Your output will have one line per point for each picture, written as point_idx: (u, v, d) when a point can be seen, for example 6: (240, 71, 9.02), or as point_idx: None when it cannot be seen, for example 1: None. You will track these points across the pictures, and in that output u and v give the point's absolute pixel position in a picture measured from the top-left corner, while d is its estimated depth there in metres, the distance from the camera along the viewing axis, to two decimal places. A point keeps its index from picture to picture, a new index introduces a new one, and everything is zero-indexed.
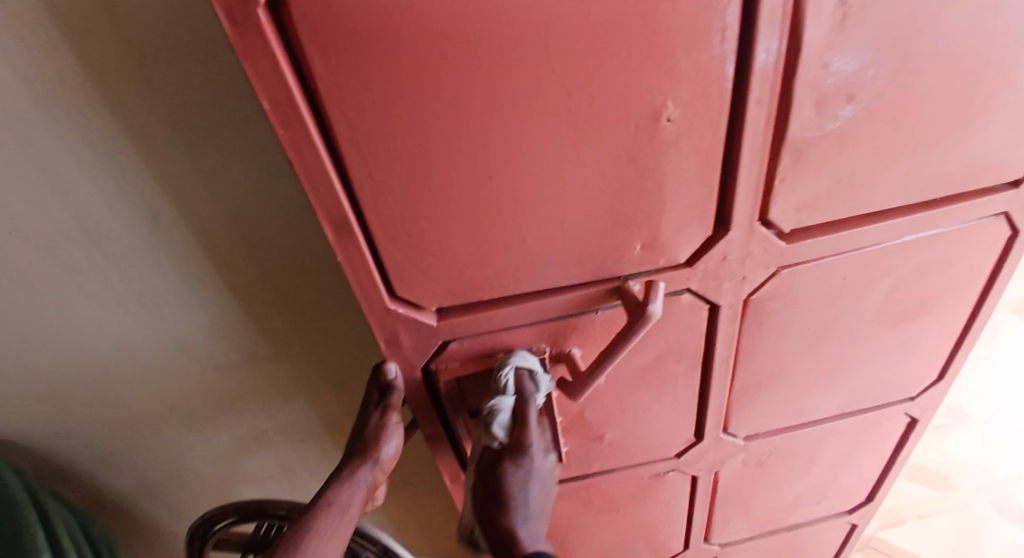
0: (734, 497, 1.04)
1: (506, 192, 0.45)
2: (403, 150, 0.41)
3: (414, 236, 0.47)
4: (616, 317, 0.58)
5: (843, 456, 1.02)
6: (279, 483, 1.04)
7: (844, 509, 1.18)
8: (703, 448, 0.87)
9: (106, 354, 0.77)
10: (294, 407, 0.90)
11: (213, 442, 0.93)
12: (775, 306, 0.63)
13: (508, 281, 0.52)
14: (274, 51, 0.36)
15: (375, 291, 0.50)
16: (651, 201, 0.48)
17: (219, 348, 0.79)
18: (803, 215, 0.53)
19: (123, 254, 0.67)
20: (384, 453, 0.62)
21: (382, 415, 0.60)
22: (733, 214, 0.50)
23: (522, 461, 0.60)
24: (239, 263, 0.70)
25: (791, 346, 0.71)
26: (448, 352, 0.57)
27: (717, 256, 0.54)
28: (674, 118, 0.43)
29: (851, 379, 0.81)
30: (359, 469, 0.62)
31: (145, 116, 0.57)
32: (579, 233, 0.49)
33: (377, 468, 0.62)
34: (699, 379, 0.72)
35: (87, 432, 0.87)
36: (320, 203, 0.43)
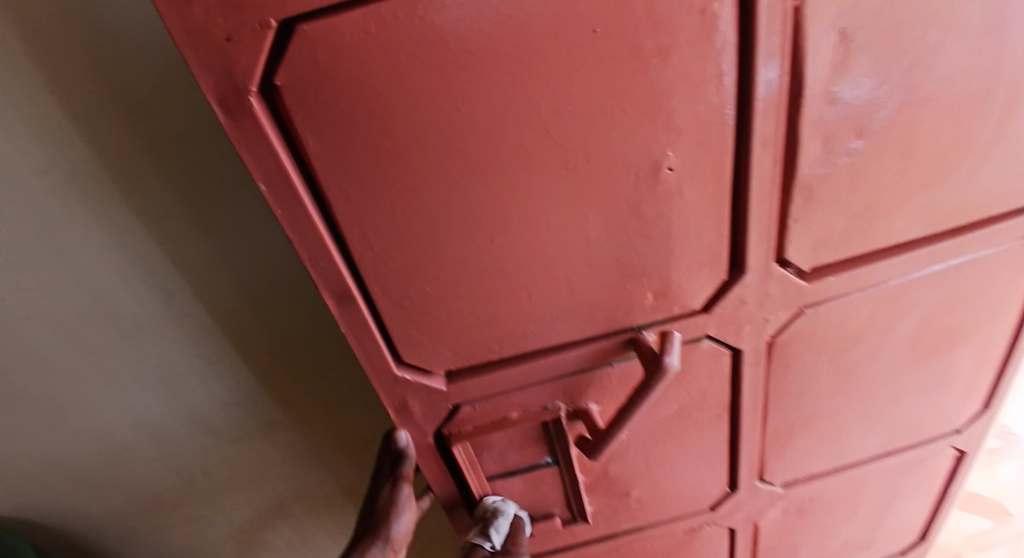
0: (777, 548, 0.97)
1: (510, 253, 0.44)
2: (402, 220, 0.41)
3: (419, 303, 0.46)
4: (633, 369, 0.56)
5: (889, 497, 0.96)
6: (300, 554, 1.00)
7: (896, 552, 1.10)
8: (739, 498, 0.82)
9: (121, 434, 0.75)
10: (312, 477, 0.88)
11: (231, 517, 0.90)
12: (801, 346, 0.60)
13: (517, 339, 0.50)
14: (268, 134, 0.36)
15: (383, 359, 0.49)
16: (660, 250, 0.46)
17: (233, 422, 0.77)
18: (821, 252, 0.51)
19: (135, 333, 0.66)
20: (395, 530, 0.61)
21: (393, 489, 0.60)
22: (746, 257, 0.49)
23: None
24: (250, 335, 0.69)
25: (822, 387, 0.67)
26: (460, 416, 0.56)
27: (734, 300, 0.52)
28: (675, 167, 0.42)
29: (890, 416, 0.77)
30: (369, 547, 0.61)
31: (153, 197, 0.57)
32: (587, 287, 0.48)
33: (389, 545, 0.61)
34: (727, 427, 0.69)
35: (105, 513, 0.85)
36: (321, 277, 0.43)
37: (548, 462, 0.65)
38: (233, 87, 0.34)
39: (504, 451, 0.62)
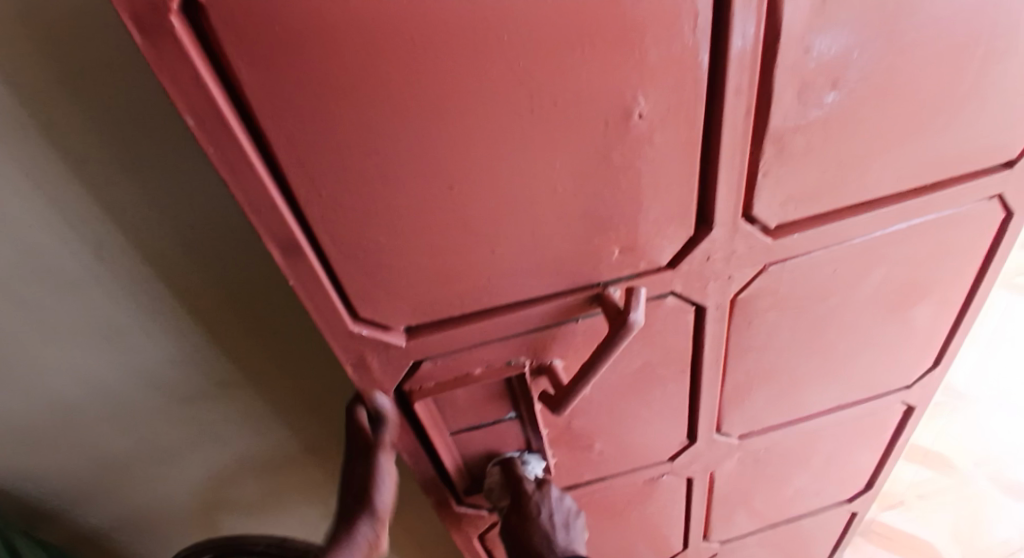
0: (732, 495, 1.01)
1: (469, 202, 0.41)
2: (352, 163, 0.38)
3: (374, 255, 0.43)
4: (597, 324, 0.55)
5: (840, 447, 1.00)
6: (264, 509, 0.99)
7: (843, 498, 1.15)
8: (698, 450, 0.84)
9: (65, 393, 0.71)
10: (271, 434, 0.86)
11: (188, 476, 0.88)
12: (764, 303, 0.60)
13: (479, 294, 0.48)
14: (193, 60, 0.32)
15: (336, 315, 0.46)
16: (628, 203, 0.44)
17: (185, 380, 0.74)
18: (789, 208, 0.50)
19: (73, 287, 0.61)
20: (381, 504, 0.58)
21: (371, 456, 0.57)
22: (716, 212, 0.47)
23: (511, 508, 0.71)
24: (200, 288, 0.65)
25: (783, 343, 0.68)
26: (420, 373, 0.54)
27: (701, 257, 0.51)
28: (647, 113, 0.39)
29: (845, 371, 0.79)
30: (356, 527, 0.58)
31: (82, 138, 0.52)
32: (552, 240, 0.46)
33: (378, 524, 0.58)
34: (689, 383, 0.69)
35: (54, 474, 0.81)
36: (264, 225, 0.40)
37: (510, 417, 0.64)
38: (149, 5, 0.30)
39: (465, 407, 0.61)
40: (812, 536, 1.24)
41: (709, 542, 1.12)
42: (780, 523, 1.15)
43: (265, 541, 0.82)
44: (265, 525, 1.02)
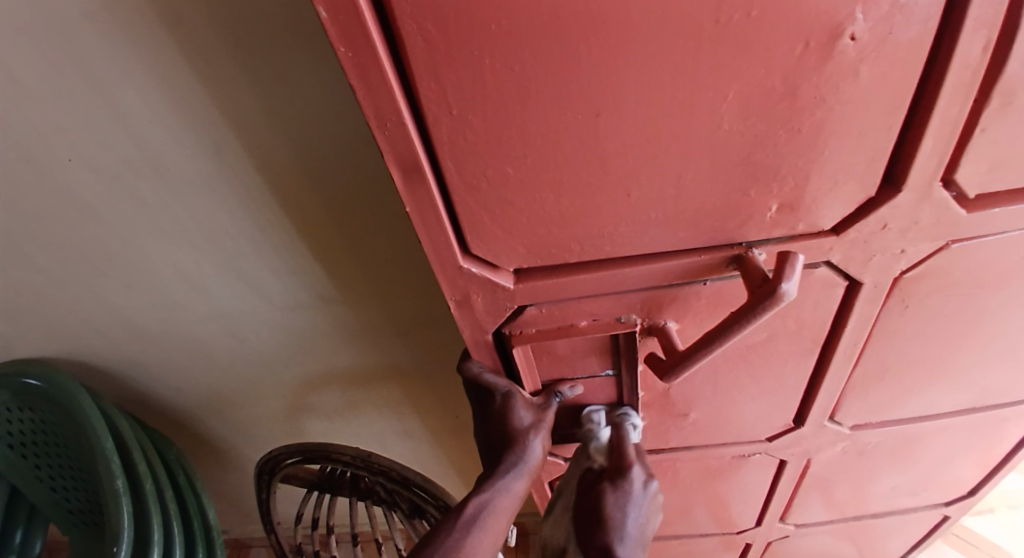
0: (823, 481, 0.93)
1: (615, 134, 0.35)
2: (492, 78, 0.32)
3: (497, 186, 0.38)
4: (727, 289, 0.48)
5: (957, 452, 0.89)
6: (346, 421, 1.03)
7: (942, 502, 1.05)
8: (801, 434, 0.76)
9: (176, 290, 0.74)
10: (360, 356, 0.86)
11: (279, 382, 0.91)
12: (930, 285, 0.51)
13: (604, 242, 0.43)
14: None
15: (448, 248, 0.42)
16: (804, 150, 0.37)
17: (283, 292, 0.74)
18: (1001, 176, 0.40)
19: (187, 189, 0.62)
20: (525, 452, 0.58)
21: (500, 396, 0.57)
22: (909, 172, 0.38)
23: (618, 484, 0.60)
24: (304, 205, 0.63)
25: (935, 333, 0.58)
26: (524, 318, 0.50)
27: (874, 224, 0.42)
28: (861, 37, 0.31)
29: (997, 372, 0.68)
30: (497, 476, 0.57)
31: (200, 32, 0.50)
32: (700, 188, 0.39)
33: (512, 469, 0.57)
34: (813, 364, 0.61)
35: (162, 362, 0.86)
36: (387, 142, 0.35)
37: (608, 375, 0.59)
38: None
39: (564, 359, 0.57)
40: (897, 536, 1.15)
41: (783, 524, 1.06)
42: (864, 518, 1.06)
43: (351, 454, 0.81)
44: (345, 435, 1.06)
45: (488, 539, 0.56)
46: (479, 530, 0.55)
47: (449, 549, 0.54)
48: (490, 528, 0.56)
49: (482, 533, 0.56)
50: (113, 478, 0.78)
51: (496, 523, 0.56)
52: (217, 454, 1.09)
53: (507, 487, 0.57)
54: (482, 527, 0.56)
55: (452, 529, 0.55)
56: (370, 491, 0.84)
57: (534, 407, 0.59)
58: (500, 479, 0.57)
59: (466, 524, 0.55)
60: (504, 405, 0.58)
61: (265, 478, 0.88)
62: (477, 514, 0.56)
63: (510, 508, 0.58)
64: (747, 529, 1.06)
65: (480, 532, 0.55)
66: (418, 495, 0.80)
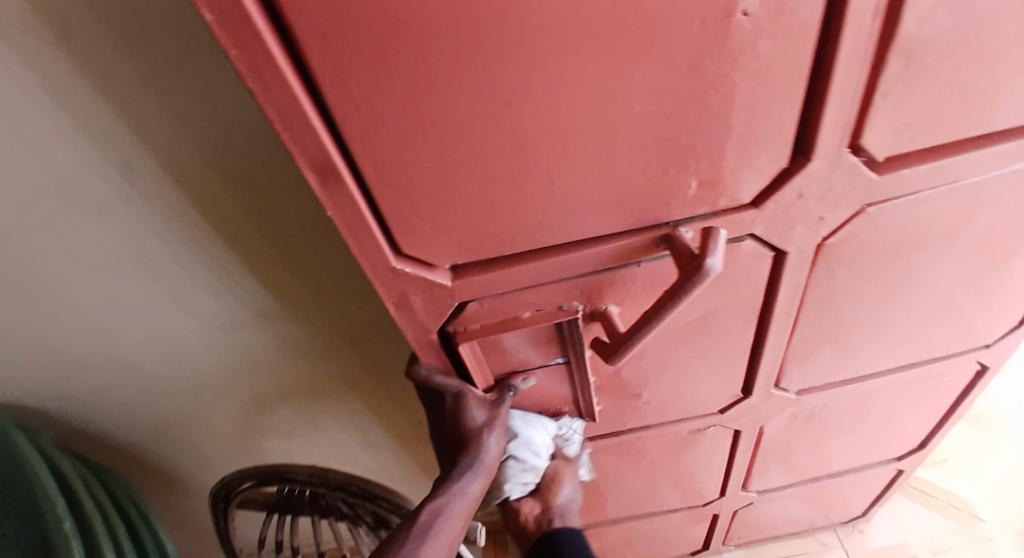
0: (779, 447, 0.96)
1: (530, 122, 0.36)
2: (397, 73, 0.32)
3: (419, 183, 0.38)
4: (662, 269, 0.49)
5: (898, 407, 0.94)
6: (305, 437, 1.00)
7: (891, 456, 1.10)
8: (752, 403, 0.79)
9: (106, 318, 0.70)
10: (310, 368, 0.84)
11: (229, 404, 0.88)
12: (852, 249, 0.53)
13: (534, 232, 0.43)
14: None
15: (377, 250, 0.42)
16: (715, 127, 0.38)
17: (222, 311, 0.72)
18: (902, 138, 0.42)
19: (104, 211, 0.59)
20: (482, 451, 0.57)
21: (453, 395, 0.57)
22: (817, 140, 0.40)
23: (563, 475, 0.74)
24: (234, 218, 0.61)
25: (863, 295, 0.61)
26: (466, 314, 0.50)
27: (791, 194, 0.44)
28: (754, 11, 0.32)
29: (925, 326, 0.72)
30: (454, 480, 0.56)
31: (100, 47, 0.47)
32: (621, 170, 0.40)
33: (470, 471, 0.57)
34: (754, 335, 0.63)
35: (98, 395, 0.82)
36: (297, 144, 0.35)
37: (558, 363, 0.60)
38: None
39: (511, 352, 0.57)
40: (853, 491, 1.20)
41: (746, 492, 1.09)
42: (821, 477, 1.10)
43: (306, 472, 0.80)
44: (304, 451, 1.03)
45: (444, 546, 0.54)
46: (434, 538, 0.54)
47: None
48: (446, 535, 0.55)
49: (438, 541, 0.54)
50: (60, 519, 0.74)
51: (452, 528, 0.55)
52: (171, 483, 1.05)
53: (464, 490, 0.56)
54: (437, 534, 0.54)
55: (407, 539, 0.54)
56: (331, 508, 0.82)
57: (488, 405, 0.59)
58: (456, 482, 0.56)
59: (421, 533, 0.54)
60: (456, 406, 0.58)
61: (220, 506, 0.85)
62: (433, 521, 0.55)
63: (468, 513, 0.56)
64: (713, 500, 1.09)
65: (435, 540, 0.54)
66: (380, 505, 0.79)
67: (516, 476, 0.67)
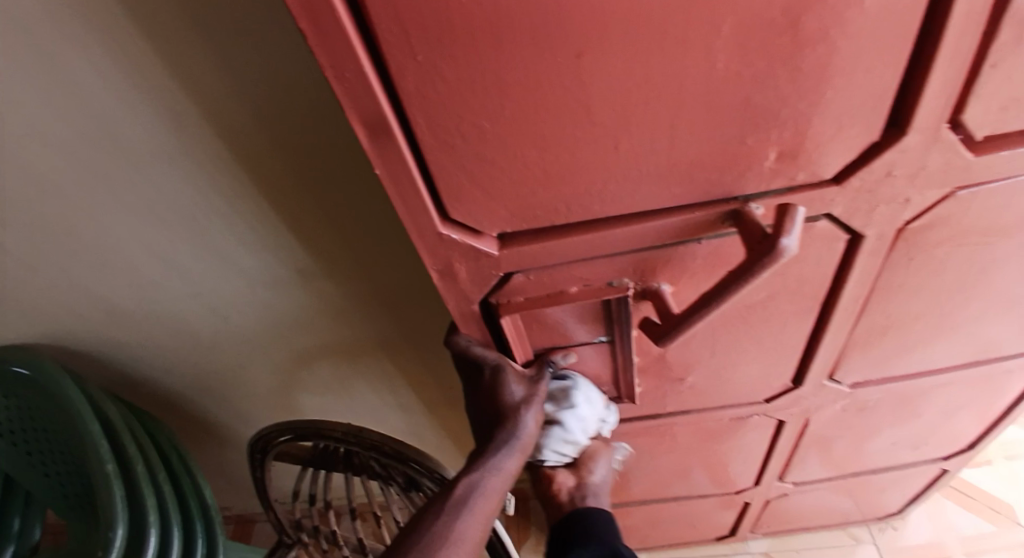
0: (822, 439, 0.92)
1: (599, 78, 0.32)
2: (458, 17, 0.29)
3: (472, 143, 0.35)
4: (723, 248, 0.46)
5: (957, 407, 0.88)
6: (339, 398, 1.01)
7: (941, 456, 1.05)
8: (801, 394, 0.75)
9: (151, 269, 0.71)
10: (348, 332, 0.84)
11: (267, 361, 0.89)
12: (936, 236, 0.49)
13: (591, 201, 0.40)
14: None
15: (424, 214, 0.40)
16: (805, 92, 0.34)
17: (263, 268, 0.71)
18: (1017, 113, 0.37)
19: (150, 161, 0.58)
20: (518, 427, 0.55)
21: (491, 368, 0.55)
22: (919, 112, 0.36)
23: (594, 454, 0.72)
24: (277, 174, 0.60)
25: (939, 287, 0.56)
26: (511, 286, 0.47)
27: (879, 171, 0.40)
28: None
29: (1001, 325, 0.66)
30: (489, 455, 0.54)
31: None
32: (693, 137, 0.36)
33: (506, 446, 0.54)
34: (813, 323, 0.59)
35: (144, 344, 0.84)
36: (348, 95, 0.32)
37: (602, 342, 0.57)
38: None
39: (556, 327, 0.54)
40: (895, 489, 1.15)
41: (782, 482, 1.06)
42: (864, 473, 1.06)
43: (342, 430, 0.80)
44: (338, 411, 1.05)
45: (478, 522, 0.53)
46: (468, 513, 0.53)
47: (434, 532, 0.51)
48: (480, 511, 0.53)
49: (472, 517, 0.53)
50: (103, 461, 0.76)
51: (486, 504, 0.53)
52: (209, 434, 1.07)
53: (499, 466, 0.54)
54: (471, 509, 0.53)
55: (440, 512, 0.53)
56: (364, 466, 0.83)
57: (527, 381, 0.57)
58: (491, 457, 0.54)
59: (454, 507, 0.53)
60: (495, 380, 0.56)
61: (258, 458, 0.87)
62: (467, 496, 0.53)
63: (503, 489, 0.55)
64: (746, 488, 1.06)
65: (469, 515, 0.52)
66: (413, 468, 0.78)
67: (555, 443, 0.64)
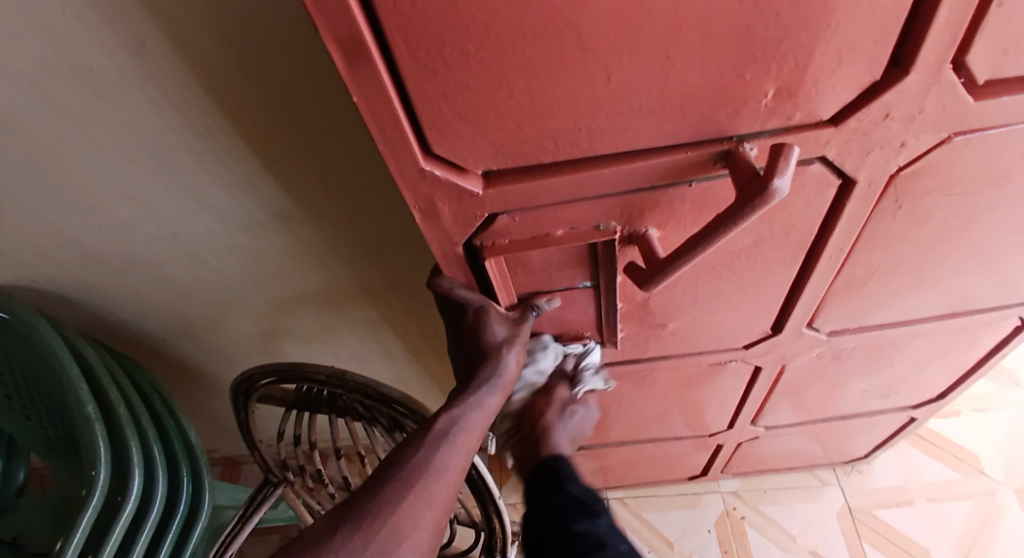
0: (797, 385, 0.95)
1: (591, 0, 0.30)
2: None
3: (456, 70, 0.33)
4: (713, 191, 0.45)
5: (929, 357, 0.90)
6: (320, 343, 1.00)
7: (909, 404, 1.08)
8: (779, 341, 0.76)
9: (120, 208, 0.68)
10: (328, 276, 0.82)
11: (246, 304, 0.87)
12: (925, 183, 0.48)
13: (580, 137, 0.38)
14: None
15: (405, 147, 0.38)
16: (808, 22, 0.32)
17: (238, 209, 0.69)
18: (1021, 53, 0.36)
19: (114, 90, 0.54)
20: (501, 365, 0.55)
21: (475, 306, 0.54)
22: (923, 48, 0.34)
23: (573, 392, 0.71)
24: (250, 107, 0.57)
25: (922, 236, 0.56)
26: (496, 227, 0.46)
27: (876, 112, 0.38)
28: None
29: (979, 276, 0.67)
30: (471, 392, 0.55)
31: None
32: (689, 70, 0.34)
33: (488, 383, 0.55)
34: (796, 270, 0.59)
35: (118, 287, 0.82)
36: (320, 11, 0.30)
37: (587, 286, 0.56)
38: None
39: (540, 271, 0.53)
40: (862, 435, 1.20)
41: (755, 426, 1.09)
42: (834, 418, 1.10)
43: (325, 373, 0.79)
44: (320, 358, 1.03)
45: (459, 455, 0.53)
46: (449, 447, 0.53)
47: (416, 465, 0.52)
48: (461, 445, 0.54)
49: (453, 451, 0.53)
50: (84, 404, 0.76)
51: (467, 438, 0.54)
52: (189, 378, 1.06)
53: (480, 401, 0.55)
54: (452, 443, 0.53)
55: (421, 444, 0.53)
56: (348, 408, 0.83)
57: (511, 321, 0.57)
58: (473, 394, 0.54)
59: (435, 440, 0.53)
60: (477, 320, 0.55)
61: (241, 399, 0.86)
62: (447, 430, 0.54)
63: (484, 424, 0.55)
64: (720, 432, 1.09)
65: (450, 448, 0.53)
66: (397, 411, 0.78)
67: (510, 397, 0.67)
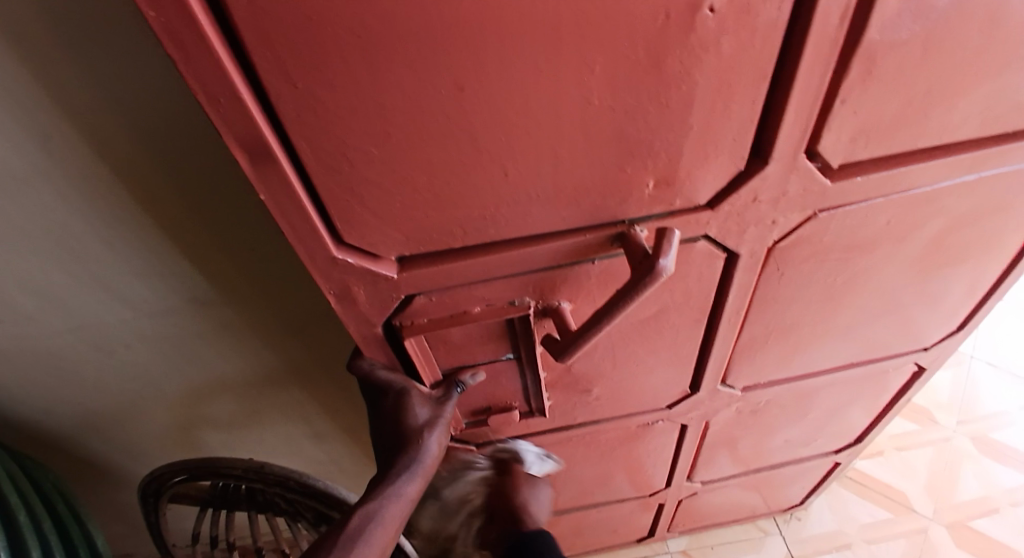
0: (724, 440, 0.98)
1: (482, 109, 0.34)
2: (335, 47, 0.30)
3: (361, 168, 0.36)
4: (616, 267, 0.48)
5: (839, 404, 0.96)
6: (244, 428, 0.96)
7: (831, 449, 1.14)
8: (699, 399, 0.80)
9: (21, 300, 0.64)
10: (251, 358, 0.80)
11: (161, 392, 0.83)
12: (803, 252, 0.53)
13: (486, 224, 0.41)
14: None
15: (316, 238, 0.39)
16: (675, 124, 0.37)
17: (154, 295, 0.67)
18: (858, 145, 0.42)
19: (17, 184, 0.53)
20: (421, 451, 0.55)
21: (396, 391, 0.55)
22: (775, 143, 0.40)
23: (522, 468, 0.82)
24: (166, 196, 0.57)
25: (810, 297, 0.62)
26: (413, 308, 0.47)
27: (746, 196, 0.43)
28: (719, 8, 0.31)
29: (869, 328, 0.74)
30: (390, 483, 0.54)
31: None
32: (578, 165, 0.38)
33: (408, 472, 0.54)
34: (704, 333, 0.63)
35: (16, 382, 0.76)
36: (224, 121, 0.32)
37: (508, 358, 0.58)
38: None
39: (461, 347, 0.55)
40: (792, 482, 1.24)
41: (691, 482, 1.11)
42: (763, 468, 1.13)
43: (242, 467, 0.76)
44: (245, 444, 0.99)
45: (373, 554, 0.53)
46: (364, 544, 0.52)
47: None
48: (377, 542, 0.53)
49: (368, 549, 0.52)
50: None
51: (383, 535, 0.53)
52: (96, 475, 0.98)
53: (400, 492, 0.54)
54: (368, 542, 0.53)
55: (335, 547, 0.52)
56: (269, 502, 0.79)
57: (433, 402, 0.57)
58: (391, 485, 0.54)
59: (351, 541, 0.52)
60: (398, 404, 0.55)
61: (150, 501, 0.81)
62: (363, 526, 0.53)
63: (403, 514, 0.55)
64: (658, 491, 1.11)
65: (366, 548, 0.52)
66: (321, 501, 0.76)
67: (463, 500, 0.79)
